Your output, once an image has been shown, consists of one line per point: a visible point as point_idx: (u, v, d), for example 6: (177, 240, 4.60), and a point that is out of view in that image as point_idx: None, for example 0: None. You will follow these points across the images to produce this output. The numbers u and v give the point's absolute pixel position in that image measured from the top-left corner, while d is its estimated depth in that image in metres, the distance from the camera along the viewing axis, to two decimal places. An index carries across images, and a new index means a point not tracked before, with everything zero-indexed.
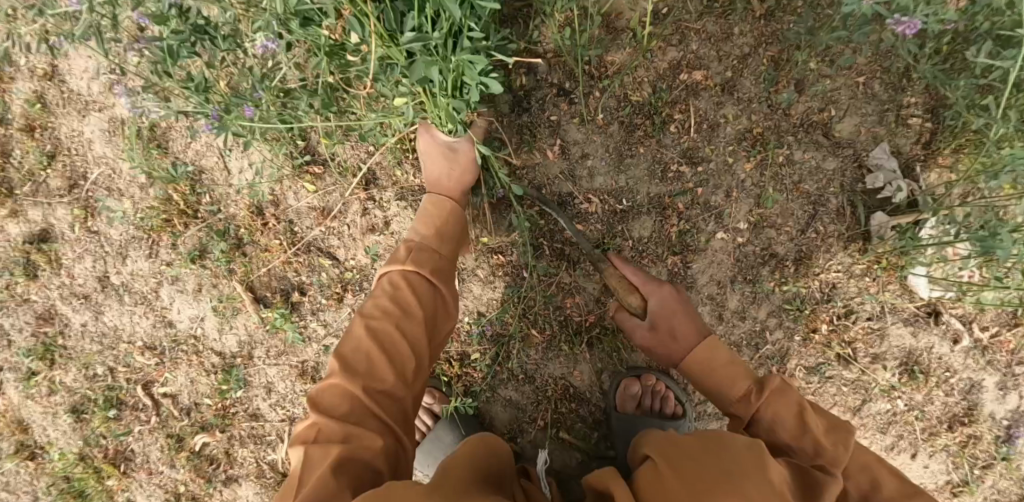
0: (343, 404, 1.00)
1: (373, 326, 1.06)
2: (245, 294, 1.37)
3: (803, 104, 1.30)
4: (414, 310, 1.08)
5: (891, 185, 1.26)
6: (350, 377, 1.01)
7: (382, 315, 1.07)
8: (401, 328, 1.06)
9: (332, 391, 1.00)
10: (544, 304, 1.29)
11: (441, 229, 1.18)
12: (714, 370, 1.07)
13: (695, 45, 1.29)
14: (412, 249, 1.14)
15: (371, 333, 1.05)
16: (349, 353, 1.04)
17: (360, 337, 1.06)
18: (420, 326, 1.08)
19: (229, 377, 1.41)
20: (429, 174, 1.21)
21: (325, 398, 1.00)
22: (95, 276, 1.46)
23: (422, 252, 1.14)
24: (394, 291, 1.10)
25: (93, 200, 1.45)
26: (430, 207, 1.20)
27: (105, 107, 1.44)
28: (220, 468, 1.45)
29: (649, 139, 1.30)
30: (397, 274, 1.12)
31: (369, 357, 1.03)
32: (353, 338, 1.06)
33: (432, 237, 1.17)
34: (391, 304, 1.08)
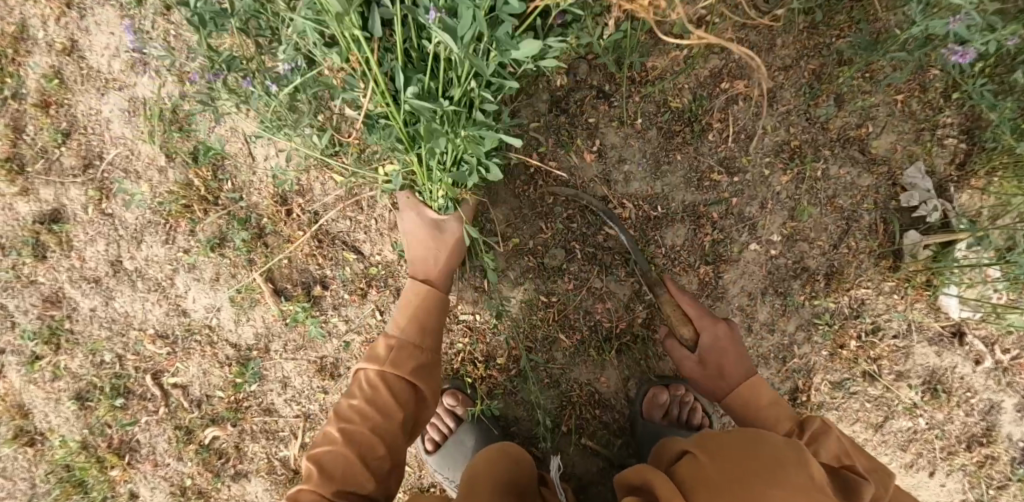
0: None
1: (350, 430, 1.05)
2: (265, 285, 1.34)
3: (841, 119, 1.29)
4: (393, 412, 1.07)
5: (928, 205, 1.26)
6: (326, 483, 1.00)
7: (360, 420, 1.05)
8: (379, 433, 1.05)
9: (309, 500, 0.99)
10: (574, 309, 1.28)
11: (422, 321, 1.16)
12: (757, 412, 1.08)
13: (737, 54, 1.28)
14: (391, 347, 1.12)
15: (349, 442, 1.04)
16: (325, 457, 1.03)
17: (336, 442, 1.05)
18: (398, 426, 1.07)
19: (244, 370, 1.38)
20: (414, 256, 1.22)
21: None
22: (106, 260, 1.41)
23: (401, 351, 1.12)
24: (371, 391, 1.09)
25: (108, 182, 1.41)
26: (411, 295, 1.18)
27: (126, 86, 1.39)
28: (229, 462, 1.42)
29: (686, 146, 1.29)
30: (375, 374, 1.10)
31: (347, 462, 1.03)
32: (329, 442, 1.05)
33: (414, 331, 1.14)
34: (370, 406, 1.07)
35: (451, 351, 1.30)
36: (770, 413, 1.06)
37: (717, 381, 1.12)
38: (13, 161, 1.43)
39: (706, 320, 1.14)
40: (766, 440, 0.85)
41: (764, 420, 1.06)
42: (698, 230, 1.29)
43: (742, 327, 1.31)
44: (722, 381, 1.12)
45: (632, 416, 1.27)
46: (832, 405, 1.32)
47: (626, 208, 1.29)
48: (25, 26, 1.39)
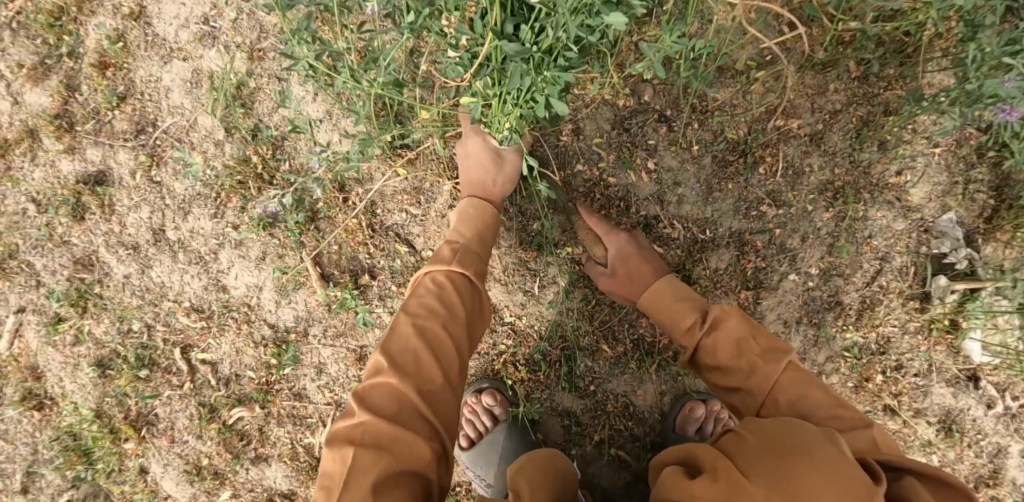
0: (391, 404, 0.98)
1: (421, 324, 1.05)
2: (313, 268, 1.34)
3: (882, 165, 1.36)
4: (460, 311, 1.08)
5: (958, 253, 1.34)
6: (400, 377, 0.99)
7: (429, 315, 1.05)
8: (447, 330, 1.05)
9: (381, 391, 0.99)
10: (619, 320, 1.31)
11: (482, 231, 1.19)
12: (665, 306, 1.13)
13: (792, 94, 1.35)
14: (458, 250, 1.14)
15: (417, 333, 1.03)
16: (396, 350, 1.02)
17: (407, 336, 1.04)
18: (463, 329, 1.07)
19: (281, 353, 1.37)
20: (470, 176, 1.23)
21: (372, 397, 0.98)
22: (149, 228, 1.40)
23: (467, 254, 1.14)
24: (440, 289, 1.09)
25: (159, 149, 1.40)
26: (471, 206, 1.21)
27: (190, 57, 1.38)
28: (251, 445, 1.40)
29: (738, 177, 1.34)
30: (442, 273, 1.11)
31: (415, 356, 1.02)
32: (399, 336, 1.04)
33: (475, 239, 1.17)
34: (438, 304, 1.07)
35: (494, 352, 1.33)
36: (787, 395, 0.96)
37: (630, 285, 1.20)
38: (62, 119, 1.41)
39: (611, 234, 1.24)
40: (820, 441, 0.77)
41: (671, 316, 1.12)
42: (741, 256, 1.35)
43: None
44: (633, 283, 1.20)
45: (664, 428, 1.30)
46: None
47: (675, 229, 1.34)
48: None
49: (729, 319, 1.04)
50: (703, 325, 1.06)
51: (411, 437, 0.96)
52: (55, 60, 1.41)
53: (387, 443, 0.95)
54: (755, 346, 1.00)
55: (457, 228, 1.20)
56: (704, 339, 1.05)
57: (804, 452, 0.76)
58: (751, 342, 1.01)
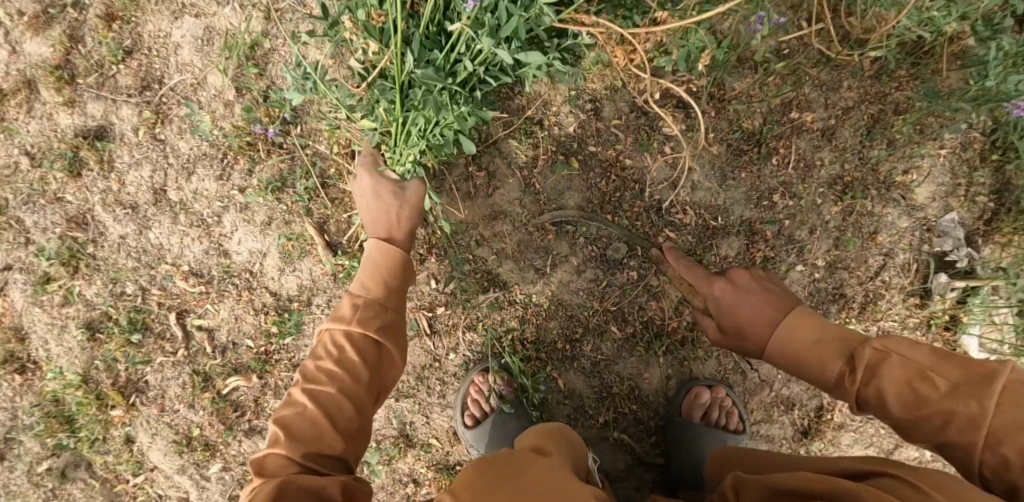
0: (290, 466, 0.91)
1: (314, 388, 0.98)
2: (319, 236, 1.31)
3: (890, 163, 1.39)
4: (361, 370, 1.01)
5: (961, 252, 1.37)
6: (293, 443, 0.92)
7: (325, 378, 0.99)
8: (346, 395, 0.98)
9: (277, 458, 0.92)
10: (629, 302, 1.30)
11: (389, 279, 1.11)
12: (801, 351, 0.99)
13: (807, 89, 1.37)
14: (357, 304, 1.07)
15: (308, 396, 0.97)
16: (289, 418, 0.96)
17: (301, 404, 0.98)
18: (364, 388, 1.00)
19: (282, 321, 1.33)
20: (370, 216, 1.18)
21: (267, 462, 0.91)
22: (149, 187, 1.35)
23: (365, 308, 1.07)
24: (338, 351, 1.02)
25: (165, 107, 1.35)
26: (378, 257, 1.13)
27: (202, 14, 1.34)
28: (246, 416, 1.36)
29: (752, 166, 1.35)
30: (339, 332, 1.04)
31: (310, 419, 0.96)
32: (293, 404, 0.98)
33: (376, 287, 1.09)
34: (338, 368, 1.00)
35: (502, 329, 1.31)
36: (906, 399, 0.84)
37: (740, 340, 1.08)
38: (64, 70, 1.36)
39: (706, 280, 1.18)
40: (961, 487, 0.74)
41: (820, 358, 0.96)
42: (750, 245, 1.36)
43: None
44: (747, 339, 1.07)
45: (670, 407, 1.31)
46: (850, 425, 1.37)
47: (688, 214, 1.34)
48: None
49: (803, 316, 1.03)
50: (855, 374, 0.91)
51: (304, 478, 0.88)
52: (58, 10, 1.36)
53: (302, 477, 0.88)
54: (941, 384, 0.82)
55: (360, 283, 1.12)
56: (863, 391, 0.89)
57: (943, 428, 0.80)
58: (928, 383, 0.83)
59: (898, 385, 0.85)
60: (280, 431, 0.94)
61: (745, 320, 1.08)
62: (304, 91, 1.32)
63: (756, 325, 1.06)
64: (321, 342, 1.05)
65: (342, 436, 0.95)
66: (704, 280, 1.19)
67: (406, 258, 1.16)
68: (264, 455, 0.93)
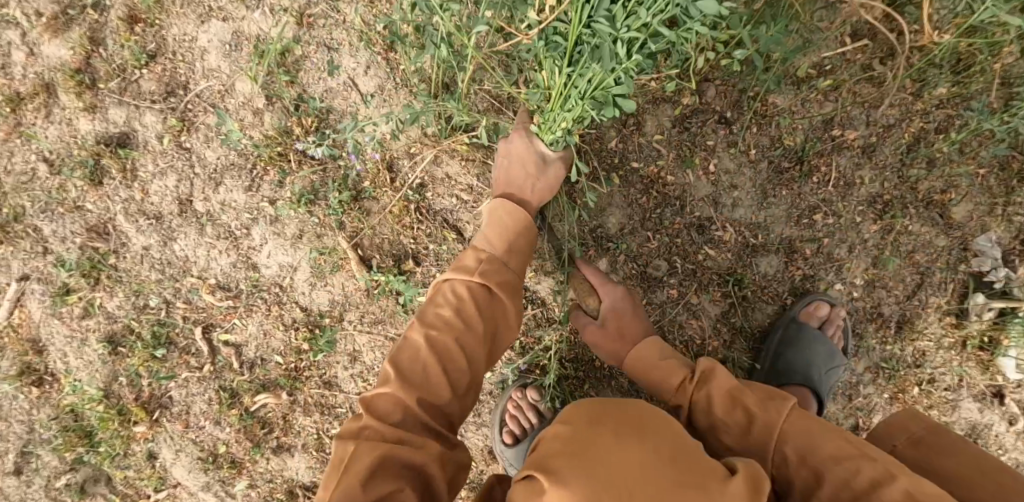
0: (397, 414, 0.87)
1: (433, 335, 0.94)
2: (352, 250, 1.27)
3: (928, 182, 1.38)
4: (477, 324, 0.96)
5: (998, 272, 1.36)
6: (409, 388, 0.88)
7: (444, 326, 0.95)
8: (462, 348, 0.94)
9: (388, 398, 0.88)
10: (669, 321, 1.30)
11: (511, 239, 1.08)
12: (648, 369, 1.09)
13: (849, 105, 1.35)
14: (481, 259, 1.03)
15: (430, 345, 0.93)
16: (404, 358, 0.92)
17: (417, 345, 0.93)
18: (479, 344, 0.96)
19: (312, 337, 1.30)
20: (504, 177, 1.19)
21: (378, 402, 0.88)
22: (174, 197, 1.30)
23: (491, 262, 1.03)
24: (458, 302, 0.98)
25: (191, 114, 1.30)
26: (506, 217, 1.10)
27: (231, 18, 1.30)
28: (273, 433, 1.32)
29: (793, 184, 1.33)
30: (461, 281, 1.00)
31: (427, 367, 0.91)
32: (408, 344, 0.94)
33: (502, 247, 1.06)
34: (462, 321, 0.95)
35: (539, 347, 1.27)
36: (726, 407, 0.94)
37: (618, 341, 1.15)
38: (84, 74, 1.31)
39: (604, 287, 1.19)
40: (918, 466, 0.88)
41: (657, 377, 1.07)
42: (789, 263, 1.33)
43: None
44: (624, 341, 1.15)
45: None
46: None
47: (728, 231, 1.31)
48: None
49: (717, 373, 0.99)
50: (692, 381, 1.01)
51: (410, 446, 0.84)
52: (78, 11, 1.30)
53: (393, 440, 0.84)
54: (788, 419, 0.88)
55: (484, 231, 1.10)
56: (698, 396, 0.98)
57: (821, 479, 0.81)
58: (744, 393, 0.94)
59: (723, 398, 0.95)
60: (393, 373, 0.90)
61: (626, 325, 1.16)
62: (337, 100, 1.28)
63: (648, 381, 1.09)
64: (441, 289, 1.01)
65: (453, 393, 0.92)
66: (609, 294, 1.19)
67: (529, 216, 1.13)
68: (372, 395, 0.89)
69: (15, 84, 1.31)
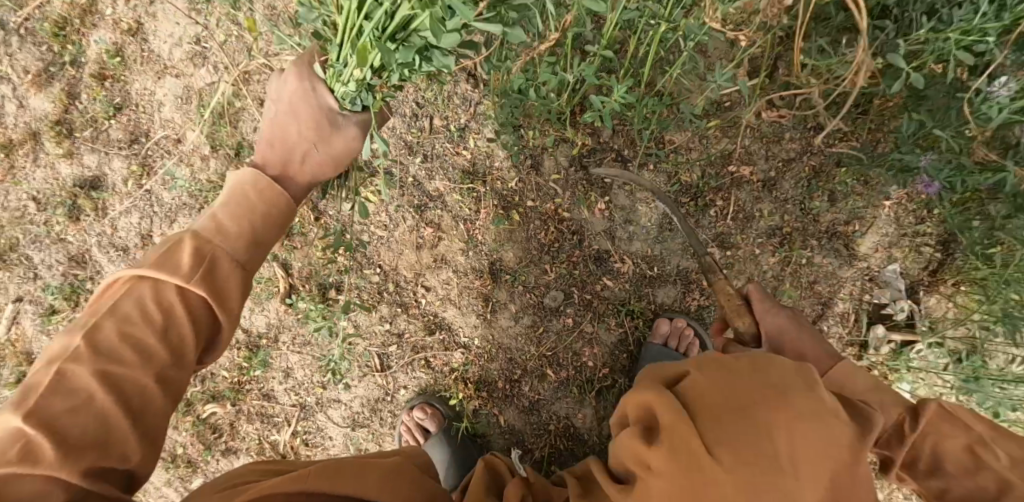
0: (48, 491, 0.66)
1: (116, 368, 0.74)
2: (283, 280, 1.44)
3: (832, 214, 1.42)
4: (190, 348, 0.80)
5: (896, 305, 1.40)
6: (73, 448, 0.68)
7: (135, 357, 0.75)
8: (166, 383, 0.77)
9: (37, 473, 0.66)
10: (565, 348, 1.38)
11: (251, 232, 0.91)
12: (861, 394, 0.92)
13: (747, 141, 1.40)
14: (202, 256, 0.84)
15: (107, 382, 0.73)
16: (69, 405, 0.70)
17: (89, 385, 0.72)
18: (185, 378, 0.79)
19: (250, 356, 1.47)
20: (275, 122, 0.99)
21: (22, 479, 0.66)
22: (137, 232, 1.50)
23: (221, 266, 0.86)
24: (158, 316, 0.78)
25: (151, 159, 1.49)
26: (253, 197, 0.93)
27: (183, 75, 1.48)
28: (222, 438, 1.50)
29: (689, 218, 1.40)
30: (169, 290, 0.80)
31: (102, 414, 0.71)
32: (75, 386, 0.72)
33: (241, 240, 0.89)
34: (136, 344, 0.76)
35: (446, 369, 1.41)
36: (962, 461, 0.85)
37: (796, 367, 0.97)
38: (63, 125, 1.51)
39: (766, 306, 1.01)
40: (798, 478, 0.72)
41: (870, 407, 0.90)
42: (686, 293, 1.39)
43: None
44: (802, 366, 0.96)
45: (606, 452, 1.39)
46: None
47: (625, 263, 1.38)
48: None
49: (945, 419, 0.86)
50: (911, 422, 0.87)
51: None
52: (58, 68, 1.50)
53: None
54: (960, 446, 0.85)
55: (216, 220, 0.89)
56: (921, 442, 0.87)
57: (808, 386, 0.78)
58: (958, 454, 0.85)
59: (958, 449, 0.85)
60: (50, 428, 0.68)
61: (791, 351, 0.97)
62: None
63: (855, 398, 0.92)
64: (125, 298, 0.78)
65: (145, 443, 0.74)
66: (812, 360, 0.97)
67: (289, 210, 0.98)
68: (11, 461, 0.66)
69: (7, 133, 1.51)
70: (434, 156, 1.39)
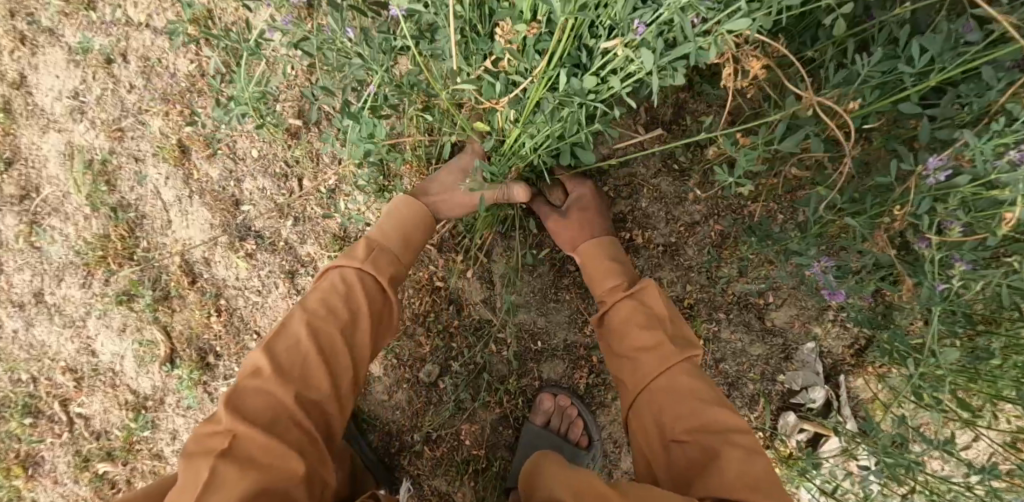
0: (265, 413, 0.86)
1: (316, 324, 0.94)
2: (163, 343, 1.40)
3: (741, 285, 1.27)
4: (361, 306, 0.98)
5: (807, 392, 1.27)
6: (282, 379, 0.88)
7: (329, 315, 0.95)
8: (346, 336, 0.95)
9: (255, 398, 0.87)
10: (443, 426, 1.29)
11: (406, 233, 1.10)
12: (674, 389, 0.93)
13: (644, 202, 1.27)
14: (372, 249, 1.04)
15: (309, 335, 0.93)
16: (283, 350, 0.91)
17: (298, 335, 0.93)
18: (365, 333, 0.98)
19: (138, 417, 1.44)
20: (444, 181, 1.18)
21: (244, 405, 0.86)
22: (30, 290, 1.47)
23: (383, 256, 1.04)
24: (349, 290, 0.99)
25: (40, 216, 1.46)
26: (411, 205, 1.12)
27: (65, 130, 1.43)
28: (119, 494, 1.48)
29: (577, 288, 1.28)
30: (352, 272, 1.01)
31: (304, 359, 0.92)
32: (289, 336, 0.93)
33: (400, 243, 1.08)
34: (341, 305, 0.97)
35: None
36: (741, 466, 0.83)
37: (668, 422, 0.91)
38: None
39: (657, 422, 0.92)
40: None
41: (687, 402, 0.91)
42: (574, 369, 1.30)
43: (604, 471, 1.31)
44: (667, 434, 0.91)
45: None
46: None
47: (509, 334, 1.28)
48: None
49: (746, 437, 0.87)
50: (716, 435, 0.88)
51: (232, 473, 0.81)
52: None
53: (258, 437, 0.84)
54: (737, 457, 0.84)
55: (382, 225, 1.10)
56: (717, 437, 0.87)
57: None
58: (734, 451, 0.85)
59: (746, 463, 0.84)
60: (263, 366, 0.89)
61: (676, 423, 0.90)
62: (150, 206, 1.39)
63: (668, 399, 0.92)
64: (327, 279, 1.00)
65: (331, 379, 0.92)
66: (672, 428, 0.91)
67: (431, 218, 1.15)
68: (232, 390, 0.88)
69: None
70: (305, 219, 1.33)
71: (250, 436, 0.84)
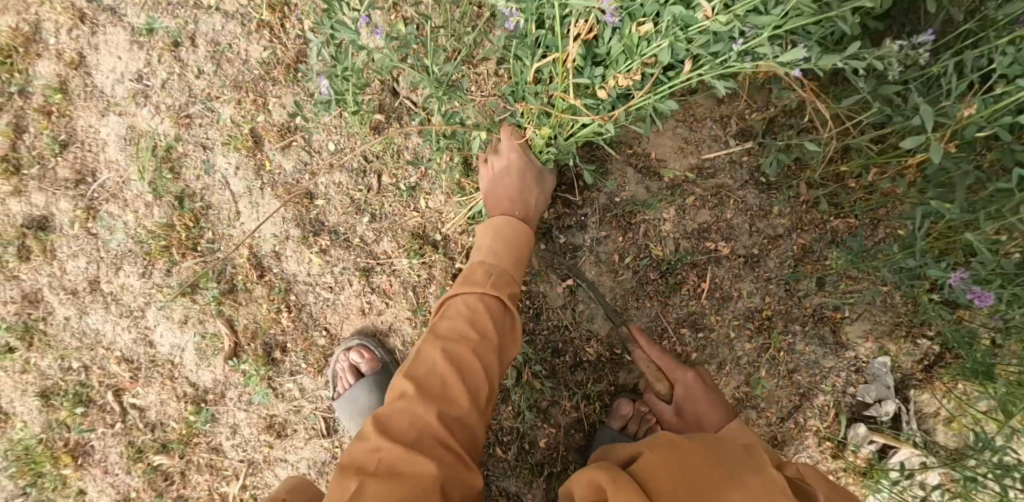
0: (410, 430, 0.91)
1: (449, 348, 0.98)
2: (228, 338, 1.38)
3: (819, 298, 1.27)
4: (489, 327, 1.01)
5: (880, 405, 1.28)
6: (425, 401, 0.93)
7: (457, 339, 0.99)
8: (478, 356, 0.98)
9: (397, 416, 0.92)
10: (518, 427, 1.30)
11: (516, 253, 1.11)
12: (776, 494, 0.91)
13: (730, 213, 1.26)
14: (488, 270, 1.07)
15: (443, 360, 0.97)
16: (422, 374, 0.96)
17: (432, 362, 0.97)
18: (492, 349, 1.00)
19: (197, 411, 1.41)
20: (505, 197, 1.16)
21: (390, 425, 0.91)
22: (86, 277, 1.43)
23: (499, 276, 1.07)
24: (473, 312, 1.02)
25: (98, 202, 1.41)
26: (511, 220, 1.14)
27: (126, 114, 1.39)
28: (173, 486, 1.44)
29: (658, 295, 1.28)
30: (472, 295, 1.04)
31: (443, 379, 0.96)
32: (425, 361, 0.98)
33: (510, 260, 1.10)
34: (469, 329, 1.00)
35: None
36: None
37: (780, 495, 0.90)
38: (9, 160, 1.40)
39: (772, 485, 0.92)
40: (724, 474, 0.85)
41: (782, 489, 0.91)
42: None
43: None
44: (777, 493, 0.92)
45: None
46: None
47: (587, 338, 1.29)
48: (38, 27, 1.37)
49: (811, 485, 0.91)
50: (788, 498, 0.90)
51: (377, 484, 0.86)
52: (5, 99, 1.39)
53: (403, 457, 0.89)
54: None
55: (489, 243, 1.12)
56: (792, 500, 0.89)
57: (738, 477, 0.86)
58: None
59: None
60: (407, 390, 0.94)
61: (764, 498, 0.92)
62: (218, 197, 1.36)
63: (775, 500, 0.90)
64: (449, 306, 1.04)
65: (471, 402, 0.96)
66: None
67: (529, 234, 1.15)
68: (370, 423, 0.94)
69: None
70: (382, 216, 1.31)
71: (391, 451, 0.89)
